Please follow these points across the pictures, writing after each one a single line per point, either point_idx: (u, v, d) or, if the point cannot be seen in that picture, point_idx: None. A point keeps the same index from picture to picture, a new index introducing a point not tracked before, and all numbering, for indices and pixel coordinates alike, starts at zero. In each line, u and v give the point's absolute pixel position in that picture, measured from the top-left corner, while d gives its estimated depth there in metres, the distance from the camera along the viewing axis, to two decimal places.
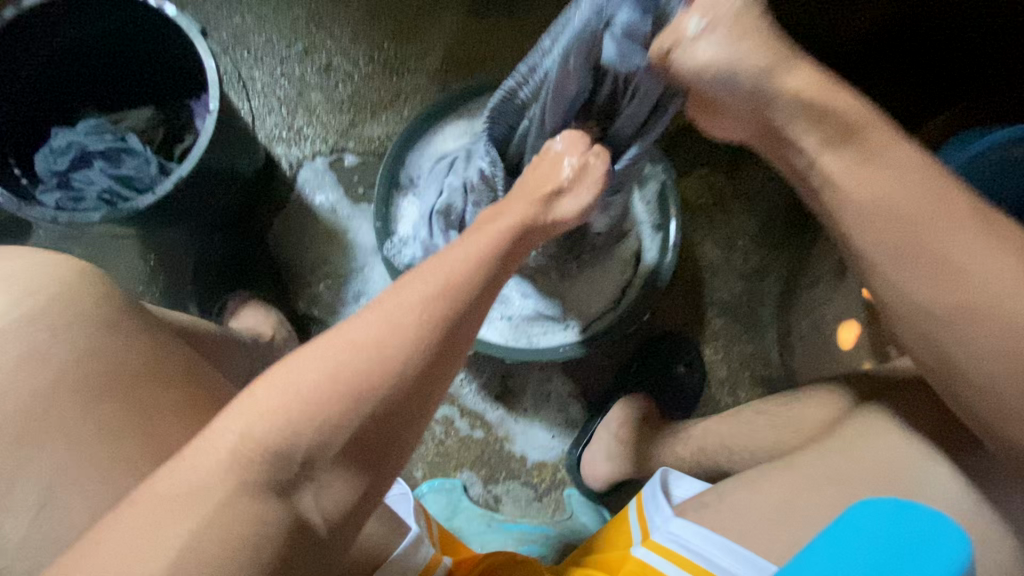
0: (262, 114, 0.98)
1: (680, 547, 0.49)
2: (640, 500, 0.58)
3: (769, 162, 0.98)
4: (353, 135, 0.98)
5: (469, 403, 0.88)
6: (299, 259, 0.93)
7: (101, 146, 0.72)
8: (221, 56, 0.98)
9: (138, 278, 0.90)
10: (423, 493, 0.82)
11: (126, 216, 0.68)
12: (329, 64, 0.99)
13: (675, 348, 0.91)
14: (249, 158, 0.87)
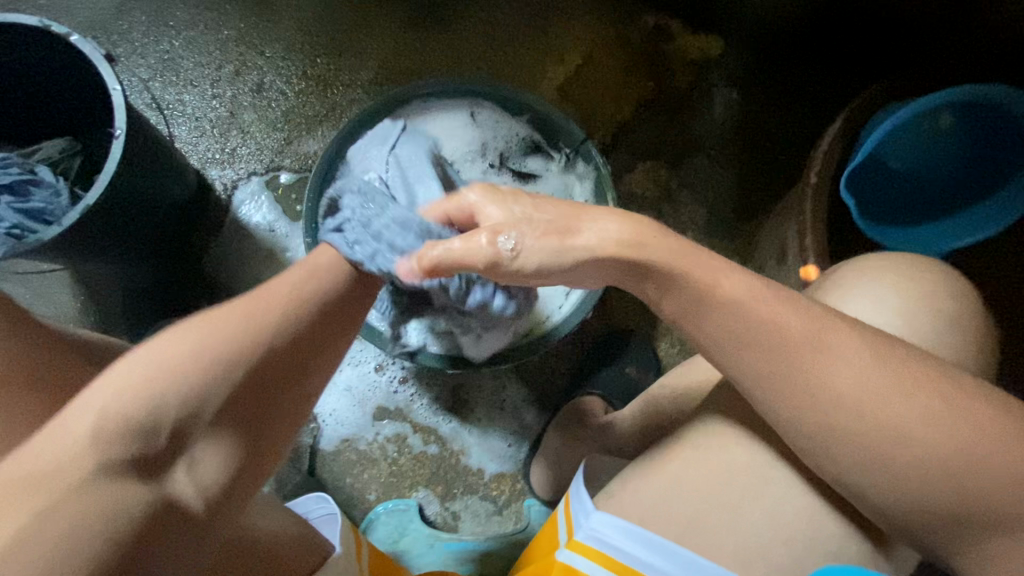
0: (193, 137, 0.95)
1: (602, 546, 0.50)
2: (566, 500, 0.57)
3: (711, 152, 0.97)
4: (288, 154, 0.96)
5: (420, 418, 0.85)
6: (237, 282, 0.91)
7: (6, 178, 0.69)
8: (148, 81, 0.96)
9: (65, 315, 0.87)
10: (376, 516, 0.79)
11: (32, 248, 0.65)
12: (260, 83, 0.97)
13: (629, 344, 0.88)
14: (177, 183, 0.84)
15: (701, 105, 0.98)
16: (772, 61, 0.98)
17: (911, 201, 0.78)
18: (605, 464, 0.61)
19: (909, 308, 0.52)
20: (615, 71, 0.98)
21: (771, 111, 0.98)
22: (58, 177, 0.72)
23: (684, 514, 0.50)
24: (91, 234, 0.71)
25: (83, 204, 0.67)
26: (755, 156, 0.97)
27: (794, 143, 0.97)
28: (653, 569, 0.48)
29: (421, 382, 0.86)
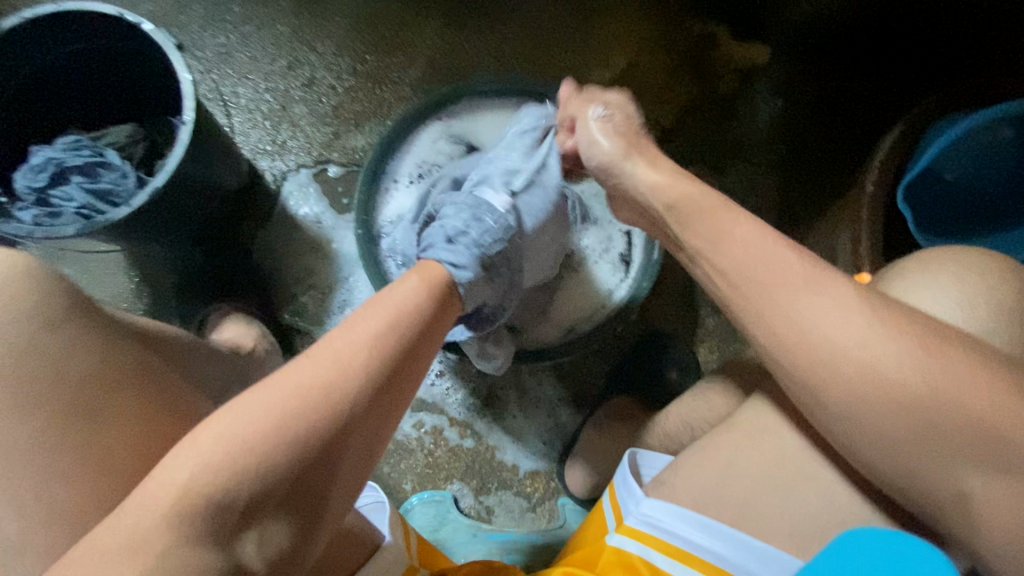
0: (245, 129, 0.97)
1: (654, 530, 0.50)
2: (611, 490, 0.57)
3: (757, 161, 0.97)
4: (337, 147, 0.97)
5: (458, 413, 0.86)
6: (283, 271, 0.93)
7: (77, 159, 0.73)
8: (204, 73, 0.98)
9: (117, 296, 0.89)
10: (413, 505, 0.80)
11: (101, 228, 0.68)
12: (312, 78, 0.98)
13: (669, 348, 0.88)
14: (232, 172, 0.86)
15: (747, 113, 0.98)
16: (823, 71, 0.97)
17: (970, 214, 0.76)
18: (648, 458, 0.60)
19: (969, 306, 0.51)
20: (663, 76, 0.98)
21: (820, 121, 0.97)
22: (125, 161, 0.76)
23: (736, 514, 0.50)
24: (154, 216, 0.73)
25: (151, 187, 0.70)
26: (802, 165, 0.96)
27: (841, 153, 0.96)
28: (706, 552, 0.48)
29: (460, 376, 0.86)
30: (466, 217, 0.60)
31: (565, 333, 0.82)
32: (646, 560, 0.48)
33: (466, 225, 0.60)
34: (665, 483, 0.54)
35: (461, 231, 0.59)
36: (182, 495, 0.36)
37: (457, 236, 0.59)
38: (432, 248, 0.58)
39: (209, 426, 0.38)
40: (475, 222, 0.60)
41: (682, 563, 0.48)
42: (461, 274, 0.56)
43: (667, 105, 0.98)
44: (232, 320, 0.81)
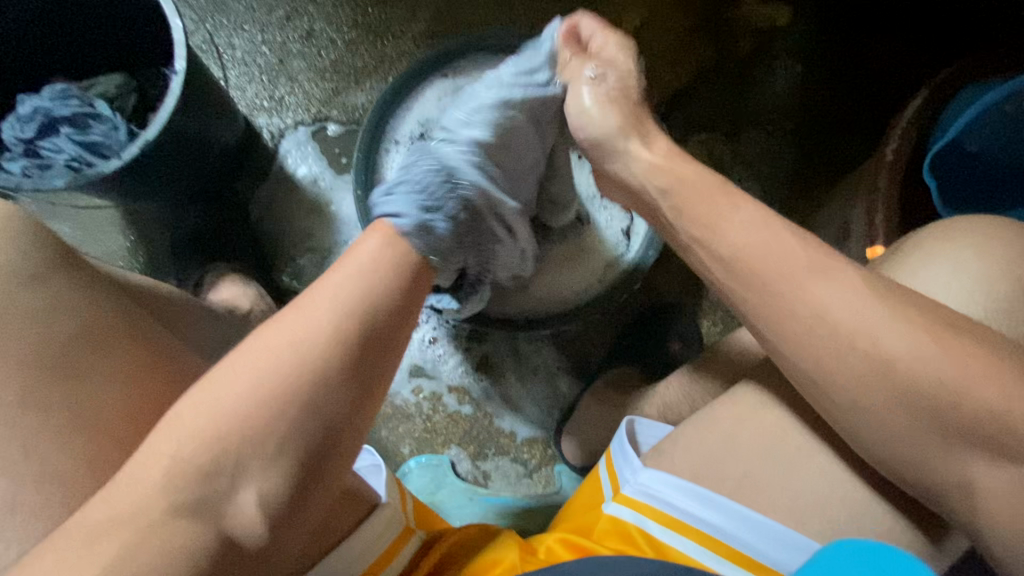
0: (241, 83, 0.93)
1: (651, 500, 0.50)
2: (608, 457, 0.57)
3: (773, 128, 0.93)
4: (336, 105, 0.93)
5: (456, 379, 0.86)
6: (280, 232, 0.91)
7: (65, 110, 0.70)
8: (198, 23, 0.93)
9: (111, 253, 0.88)
10: (410, 469, 0.81)
11: (91, 181, 0.65)
12: (311, 30, 0.94)
13: (668, 317, 0.87)
14: (227, 126, 0.83)
15: (765, 78, 0.93)
16: (848, 33, 0.92)
17: (1007, 171, 0.72)
18: (645, 427, 0.60)
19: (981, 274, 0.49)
20: (677, 35, 0.93)
21: (841, 88, 0.92)
22: (115, 112, 0.73)
23: (734, 486, 0.49)
24: (146, 171, 0.71)
25: (140, 139, 0.67)
26: (818, 134, 0.93)
27: (861, 122, 0.92)
28: (705, 523, 0.48)
29: (456, 343, 0.85)
30: (436, 182, 0.55)
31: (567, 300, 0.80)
32: (642, 530, 0.49)
33: (435, 191, 0.54)
34: (665, 453, 0.53)
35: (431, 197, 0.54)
36: (188, 450, 0.37)
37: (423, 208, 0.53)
38: (396, 213, 0.51)
39: (211, 390, 0.39)
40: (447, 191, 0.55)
41: (680, 534, 0.48)
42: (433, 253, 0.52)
43: (681, 66, 0.93)
44: (226, 281, 0.79)
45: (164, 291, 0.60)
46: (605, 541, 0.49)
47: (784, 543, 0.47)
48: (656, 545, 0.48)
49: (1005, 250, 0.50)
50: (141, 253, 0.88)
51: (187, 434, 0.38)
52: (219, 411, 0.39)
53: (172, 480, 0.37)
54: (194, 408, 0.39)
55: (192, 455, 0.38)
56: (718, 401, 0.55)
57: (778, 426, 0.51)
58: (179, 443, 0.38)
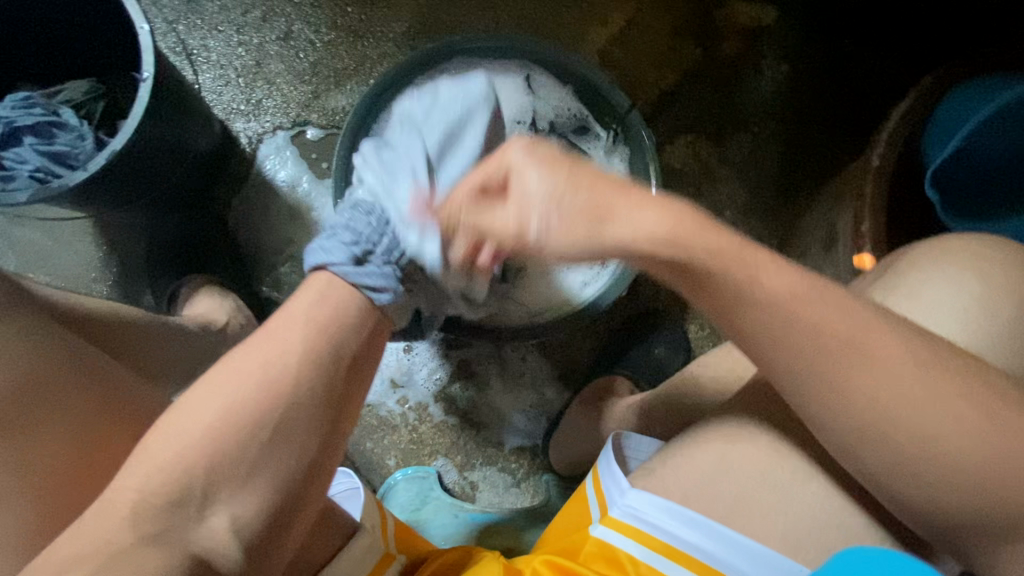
0: (217, 86, 0.90)
1: (640, 523, 0.49)
2: (594, 473, 0.56)
3: (760, 129, 0.92)
4: (316, 108, 0.91)
5: (443, 389, 0.84)
6: (259, 240, 0.89)
7: (29, 119, 0.68)
8: (171, 24, 0.90)
9: (84, 264, 0.85)
10: (396, 482, 0.80)
11: (56, 195, 0.63)
12: (288, 31, 0.91)
13: (656, 325, 0.86)
14: (202, 133, 0.80)
15: (753, 79, 0.92)
16: (835, 34, 0.91)
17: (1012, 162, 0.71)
18: (630, 440, 0.58)
19: (980, 293, 0.49)
20: (663, 35, 0.92)
21: (827, 90, 0.92)
22: (82, 121, 0.70)
23: (720, 506, 0.49)
24: (115, 182, 0.69)
25: (108, 150, 0.65)
26: (805, 136, 0.92)
27: (848, 123, 0.91)
28: (693, 547, 0.48)
29: (441, 353, 0.84)
30: (368, 230, 0.53)
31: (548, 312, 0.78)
32: (630, 555, 0.48)
33: (370, 237, 0.52)
34: (653, 471, 0.52)
35: (366, 243, 0.52)
36: (149, 490, 0.36)
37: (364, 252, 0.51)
38: (337, 266, 0.49)
39: (175, 431, 0.38)
40: (377, 234, 0.53)
41: (666, 558, 0.47)
42: (380, 297, 0.50)
43: (669, 66, 0.92)
44: (203, 293, 0.77)
45: (112, 313, 0.60)
46: (591, 564, 0.48)
47: (772, 567, 0.47)
48: (642, 570, 0.47)
49: (1001, 266, 0.50)
50: (114, 264, 0.85)
51: (156, 473, 0.37)
52: (188, 448, 0.37)
53: (138, 519, 0.35)
54: (162, 448, 0.38)
55: (154, 493, 0.36)
56: (707, 418, 0.54)
57: (764, 441, 0.50)
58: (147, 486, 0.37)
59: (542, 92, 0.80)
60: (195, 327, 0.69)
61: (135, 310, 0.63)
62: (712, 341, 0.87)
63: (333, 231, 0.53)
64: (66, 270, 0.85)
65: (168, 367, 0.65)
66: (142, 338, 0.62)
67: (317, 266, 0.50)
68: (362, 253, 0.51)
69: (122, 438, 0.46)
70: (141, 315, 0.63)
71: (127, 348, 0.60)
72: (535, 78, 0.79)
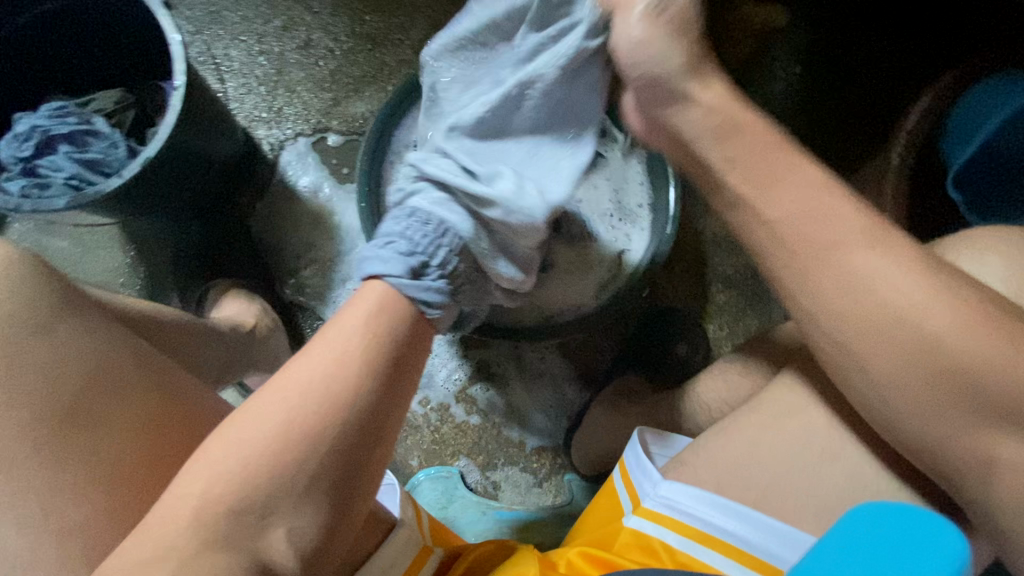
0: (239, 95, 0.92)
1: (672, 512, 0.49)
2: (622, 468, 0.57)
3: None
4: (336, 115, 0.92)
5: (464, 390, 0.85)
6: (281, 244, 0.90)
7: (64, 128, 0.69)
8: (194, 35, 0.92)
9: (111, 270, 0.87)
10: (421, 481, 0.81)
11: (92, 201, 0.65)
12: (309, 40, 0.93)
13: (676, 324, 0.87)
14: (227, 139, 0.82)
15: (766, 80, 0.93)
16: (847, 34, 0.92)
17: None
18: (657, 436, 0.59)
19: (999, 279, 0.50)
20: None
21: (840, 89, 0.92)
22: (115, 129, 0.72)
23: (752, 501, 0.49)
24: (147, 188, 0.70)
25: (142, 156, 0.66)
26: (819, 136, 0.92)
27: (861, 122, 0.92)
28: (729, 535, 0.48)
29: (463, 354, 0.85)
30: (423, 237, 0.51)
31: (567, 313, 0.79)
32: (664, 543, 0.48)
33: (425, 246, 0.50)
34: (683, 464, 0.53)
35: (421, 253, 0.50)
36: (208, 494, 0.37)
37: (418, 263, 0.49)
38: (394, 278, 0.48)
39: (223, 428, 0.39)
40: (432, 241, 0.51)
41: (703, 545, 0.47)
42: (431, 312, 0.49)
43: None
44: (232, 297, 0.78)
45: (157, 314, 0.61)
46: (627, 555, 0.48)
47: (809, 555, 0.47)
48: (678, 557, 0.47)
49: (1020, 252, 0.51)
50: (141, 269, 0.87)
51: (206, 468, 0.38)
52: (236, 443, 0.38)
53: (198, 521, 0.36)
54: (213, 444, 0.39)
55: (212, 495, 0.37)
56: (733, 412, 0.55)
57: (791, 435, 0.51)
58: (197, 482, 0.37)
59: None
60: (228, 328, 0.70)
61: (174, 311, 0.63)
62: (731, 339, 0.87)
63: (384, 236, 0.51)
64: (94, 275, 0.87)
65: (206, 367, 0.66)
66: (183, 338, 0.63)
67: (371, 275, 0.48)
68: (416, 265, 0.49)
69: (164, 435, 0.47)
70: (180, 315, 0.64)
71: (168, 348, 0.61)
72: None
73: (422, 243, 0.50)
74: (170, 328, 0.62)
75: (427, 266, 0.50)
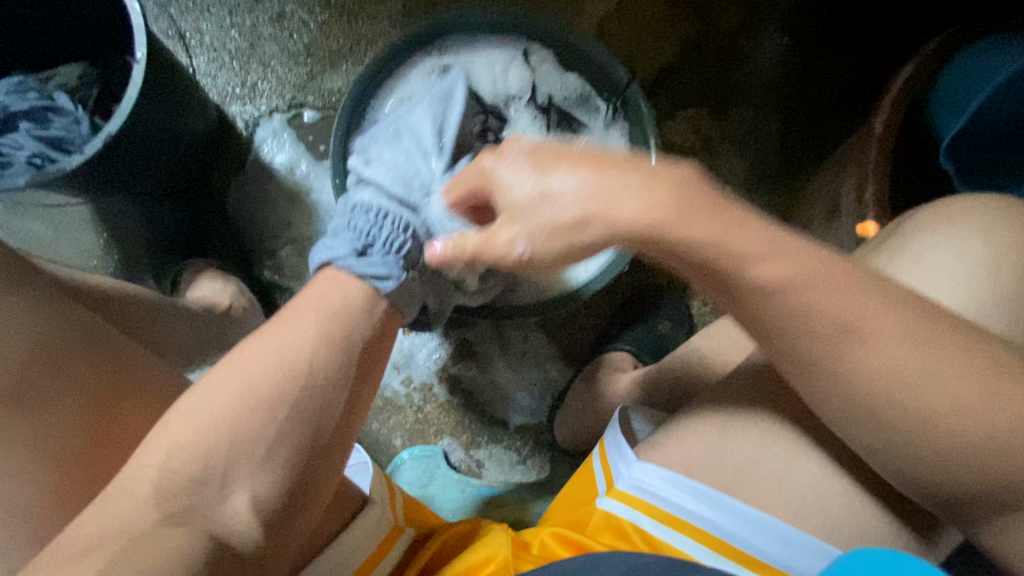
0: (211, 70, 0.89)
1: (646, 495, 0.49)
2: (602, 446, 0.57)
3: (761, 102, 0.91)
4: (312, 90, 0.90)
5: (445, 368, 0.84)
6: (259, 224, 0.89)
7: (24, 104, 0.67)
8: (163, 7, 0.89)
9: (85, 252, 0.85)
10: (403, 461, 0.81)
11: (53, 180, 0.63)
12: (282, 12, 0.90)
13: (659, 299, 0.86)
14: (199, 116, 0.79)
15: (753, 50, 0.91)
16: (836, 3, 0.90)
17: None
18: (638, 413, 0.59)
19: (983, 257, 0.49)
20: (663, 6, 0.90)
21: (829, 60, 0.90)
22: (78, 105, 0.70)
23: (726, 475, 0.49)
24: (113, 166, 0.68)
25: (104, 132, 0.64)
26: (806, 108, 0.91)
27: (849, 94, 0.90)
28: (702, 519, 0.48)
29: (444, 333, 0.84)
30: (365, 222, 0.54)
31: (545, 289, 0.78)
32: (636, 525, 0.49)
33: (372, 229, 0.53)
34: (657, 444, 0.52)
35: (367, 236, 0.52)
36: (165, 471, 0.37)
37: (367, 246, 0.51)
38: (340, 261, 0.50)
39: (185, 409, 0.39)
40: (377, 225, 0.53)
41: (673, 528, 0.48)
42: (383, 285, 0.49)
43: (669, 38, 0.90)
44: (205, 277, 0.77)
45: (117, 291, 0.60)
46: (598, 537, 0.49)
47: (782, 539, 0.46)
48: (649, 539, 0.48)
49: (1009, 230, 0.50)
50: (115, 250, 0.85)
51: (168, 449, 0.37)
52: (198, 424, 0.38)
53: (159, 501, 0.36)
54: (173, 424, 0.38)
55: (168, 472, 0.37)
56: (707, 391, 0.54)
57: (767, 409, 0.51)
58: (156, 463, 0.37)
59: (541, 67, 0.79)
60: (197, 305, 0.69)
61: (136, 289, 0.63)
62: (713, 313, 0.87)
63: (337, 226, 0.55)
64: (68, 258, 0.85)
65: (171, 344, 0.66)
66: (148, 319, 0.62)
67: (322, 264, 0.51)
68: (363, 247, 0.51)
69: (128, 414, 0.46)
70: (143, 293, 0.63)
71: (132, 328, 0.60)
72: (533, 52, 0.78)
73: (369, 227, 0.53)
74: (131, 308, 0.61)
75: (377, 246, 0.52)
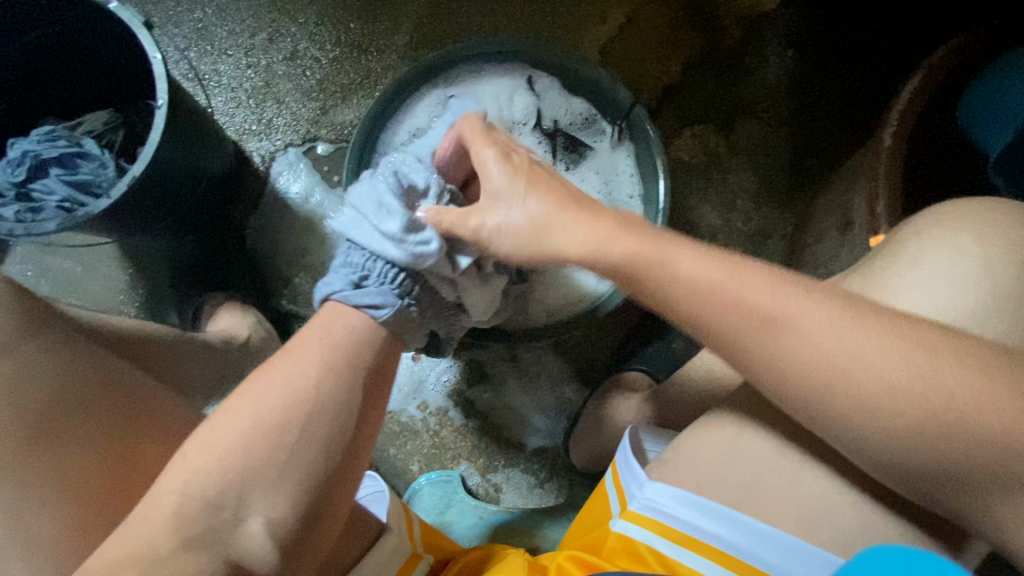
0: (229, 108, 0.93)
1: (659, 515, 0.48)
2: (612, 467, 0.56)
3: (768, 116, 0.91)
4: (325, 124, 0.93)
5: (460, 392, 0.85)
6: (276, 254, 0.91)
7: (54, 151, 0.71)
8: (183, 52, 0.93)
9: (111, 288, 0.89)
10: (421, 487, 0.81)
11: (81, 223, 0.66)
12: (295, 50, 0.93)
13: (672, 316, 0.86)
14: (216, 155, 0.82)
15: (758, 66, 0.91)
16: (839, 15, 0.90)
17: None
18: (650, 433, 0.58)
19: (1000, 273, 0.48)
20: (664, 26, 0.91)
21: (834, 72, 0.90)
22: (104, 150, 0.74)
23: (741, 493, 0.48)
24: (135, 208, 0.71)
25: (128, 175, 0.67)
26: (814, 120, 0.90)
27: (858, 103, 0.89)
28: (713, 537, 0.47)
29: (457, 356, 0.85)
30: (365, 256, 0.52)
31: (551, 314, 0.78)
32: (651, 547, 0.48)
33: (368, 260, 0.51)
34: (666, 462, 0.51)
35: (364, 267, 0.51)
36: (183, 507, 0.38)
37: (363, 278, 0.51)
38: (339, 295, 0.50)
39: (201, 444, 0.40)
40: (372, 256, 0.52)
41: (687, 548, 0.47)
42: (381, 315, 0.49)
43: (673, 57, 0.91)
44: (224, 309, 0.80)
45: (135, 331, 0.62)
46: (616, 560, 0.48)
47: (798, 557, 0.45)
48: (666, 562, 0.47)
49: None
50: (140, 284, 0.88)
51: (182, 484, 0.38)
52: (211, 460, 0.39)
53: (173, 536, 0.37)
54: (189, 458, 0.39)
55: (182, 508, 0.38)
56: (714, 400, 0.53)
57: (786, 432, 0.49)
58: (173, 493, 0.38)
59: (545, 93, 0.81)
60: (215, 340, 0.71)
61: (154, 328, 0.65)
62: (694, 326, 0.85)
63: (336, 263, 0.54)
64: (96, 294, 0.89)
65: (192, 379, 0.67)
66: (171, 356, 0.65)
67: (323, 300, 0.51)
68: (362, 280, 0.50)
69: (150, 451, 0.47)
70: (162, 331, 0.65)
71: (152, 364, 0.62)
72: (537, 80, 0.80)
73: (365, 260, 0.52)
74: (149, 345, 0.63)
75: (376, 276, 0.51)
